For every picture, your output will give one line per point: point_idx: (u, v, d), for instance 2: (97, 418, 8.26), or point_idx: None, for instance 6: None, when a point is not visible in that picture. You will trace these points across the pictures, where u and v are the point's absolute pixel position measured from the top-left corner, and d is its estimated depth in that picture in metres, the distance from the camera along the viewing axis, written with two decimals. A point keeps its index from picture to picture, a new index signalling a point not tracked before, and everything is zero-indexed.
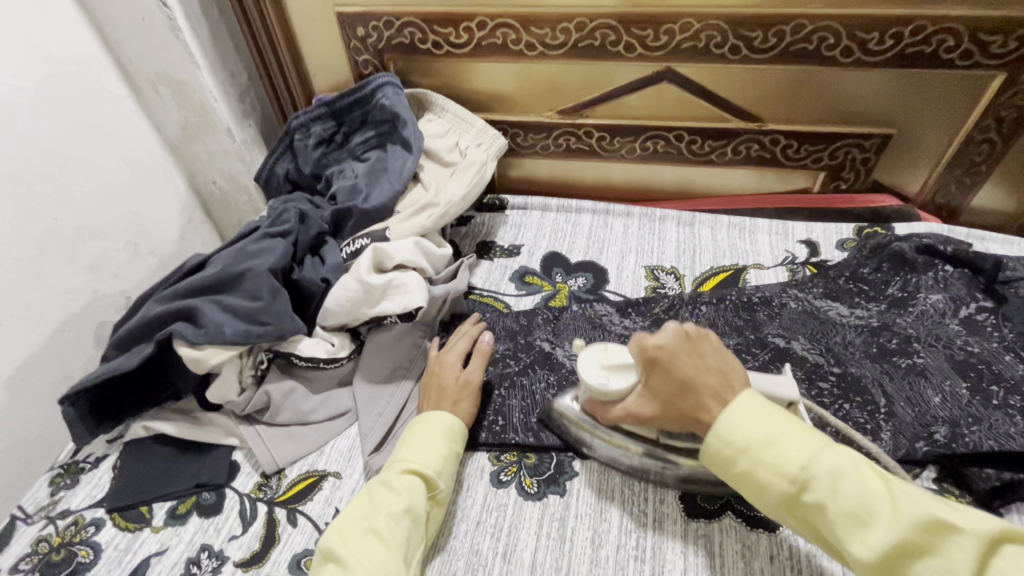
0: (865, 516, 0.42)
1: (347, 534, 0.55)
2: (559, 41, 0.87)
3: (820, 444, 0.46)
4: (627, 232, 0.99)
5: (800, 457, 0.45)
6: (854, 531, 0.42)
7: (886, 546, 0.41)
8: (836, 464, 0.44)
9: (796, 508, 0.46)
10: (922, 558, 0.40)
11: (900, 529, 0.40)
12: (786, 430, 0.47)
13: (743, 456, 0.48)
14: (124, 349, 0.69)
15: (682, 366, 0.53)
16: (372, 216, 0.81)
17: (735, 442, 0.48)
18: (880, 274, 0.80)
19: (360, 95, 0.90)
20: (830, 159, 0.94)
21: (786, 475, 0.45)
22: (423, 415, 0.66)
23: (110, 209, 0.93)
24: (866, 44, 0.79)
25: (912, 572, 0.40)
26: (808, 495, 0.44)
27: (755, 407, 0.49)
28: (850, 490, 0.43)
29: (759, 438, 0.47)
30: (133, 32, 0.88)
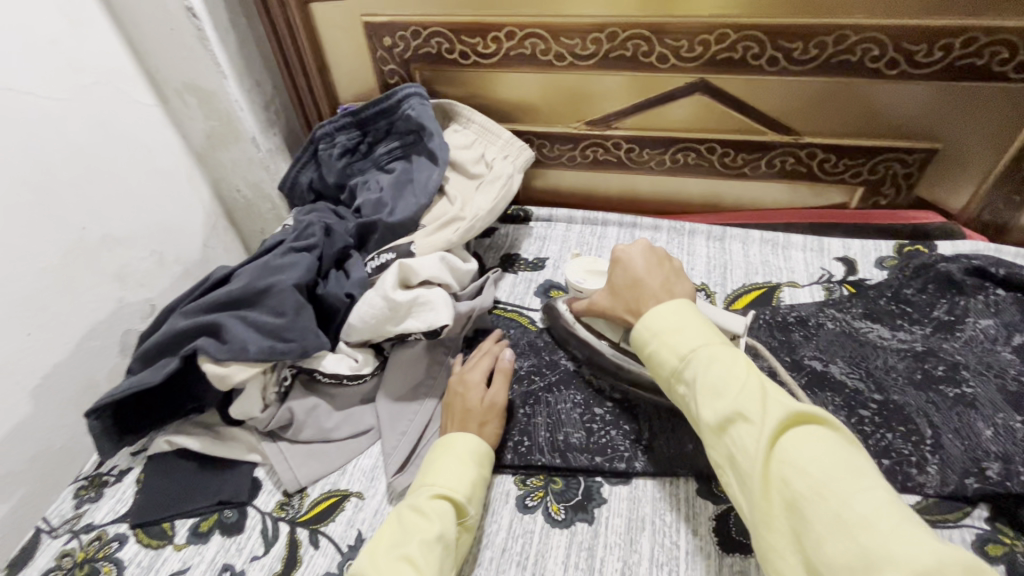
0: (720, 389, 0.48)
1: (380, 560, 0.53)
2: (590, 51, 0.85)
3: (712, 341, 0.52)
4: (654, 246, 0.97)
5: (693, 342, 0.52)
6: (705, 398, 0.48)
7: (725, 412, 0.46)
8: (714, 354, 0.50)
9: (678, 385, 0.52)
10: (744, 422, 0.45)
11: (741, 402, 0.46)
12: (690, 324, 0.54)
13: (653, 342, 0.55)
14: (149, 362, 0.69)
15: (636, 268, 0.62)
16: (397, 229, 0.80)
17: (650, 326, 0.55)
18: (924, 297, 0.77)
19: (385, 105, 0.89)
20: (869, 174, 0.91)
21: (677, 355, 0.52)
22: (448, 437, 0.65)
23: (136, 217, 0.93)
24: (913, 56, 0.76)
25: (734, 433, 0.46)
26: (687, 372, 0.51)
27: (679, 308, 0.55)
28: (715, 371, 0.49)
29: (667, 327, 0.54)
30: (162, 41, 0.88)
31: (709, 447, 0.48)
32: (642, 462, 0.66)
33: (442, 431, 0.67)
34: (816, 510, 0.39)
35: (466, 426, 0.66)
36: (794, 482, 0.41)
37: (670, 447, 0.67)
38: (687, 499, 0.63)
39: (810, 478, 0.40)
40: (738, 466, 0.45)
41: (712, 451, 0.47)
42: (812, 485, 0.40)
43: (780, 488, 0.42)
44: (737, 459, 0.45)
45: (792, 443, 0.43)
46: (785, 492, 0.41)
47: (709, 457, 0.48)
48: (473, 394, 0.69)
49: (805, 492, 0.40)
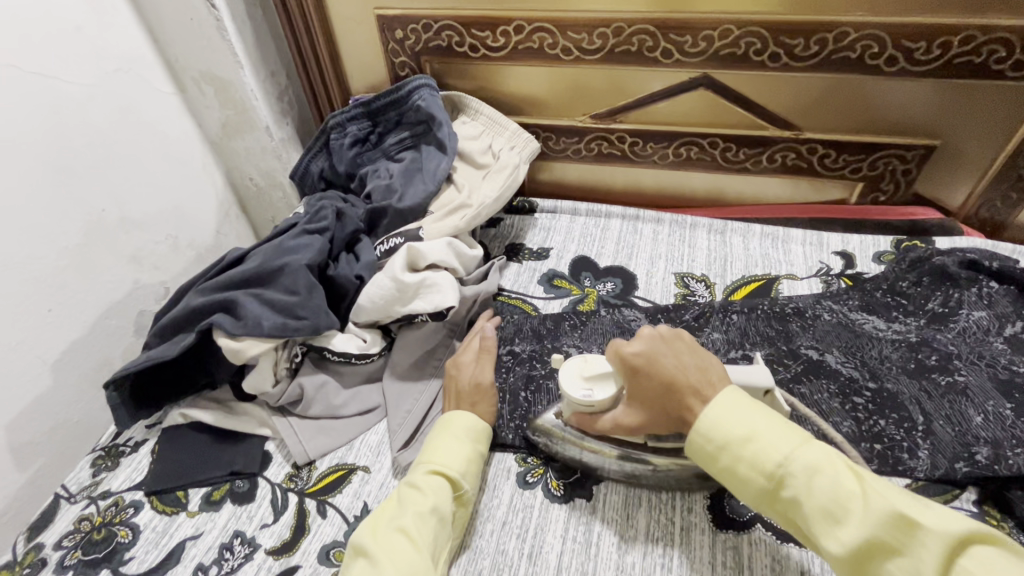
0: (839, 512, 0.43)
1: (380, 532, 0.55)
2: (597, 46, 0.87)
3: (797, 443, 0.47)
4: (656, 238, 0.99)
5: (781, 449, 0.46)
6: (826, 525, 0.43)
7: (856, 542, 0.42)
8: (814, 464, 0.45)
9: (774, 502, 0.47)
10: (892, 555, 0.40)
11: (872, 527, 0.41)
12: (769, 426, 0.48)
13: (726, 452, 0.49)
14: (166, 338, 0.72)
15: (665, 367, 0.54)
16: (406, 215, 0.83)
17: (717, 437, 0.50)
18: (920, 290, 0.78)
19: (396, 96, 0.91)
20: (868, 170, 0.93)
21: (764, 470, 0.47)
22: (448, 416, 0.67)
23: (153, 202, 0.96)
24: (912, 53, 0.78)
25: (882, 566, 0.41)
26: (786, 490, 0.46)
27: (734, 405, 0.50)
28: (824, 487, 0.44)
29: (744, 435, 0.48)
30: (181, 31, 0.91)
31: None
32: None
33: (445, 408, 0.69)
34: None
35: (467, 404, 0.68)
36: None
37: None
38: (683, 478, 0.65)
39: None
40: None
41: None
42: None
43: None
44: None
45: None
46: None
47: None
48: (470, 373, 0.71)
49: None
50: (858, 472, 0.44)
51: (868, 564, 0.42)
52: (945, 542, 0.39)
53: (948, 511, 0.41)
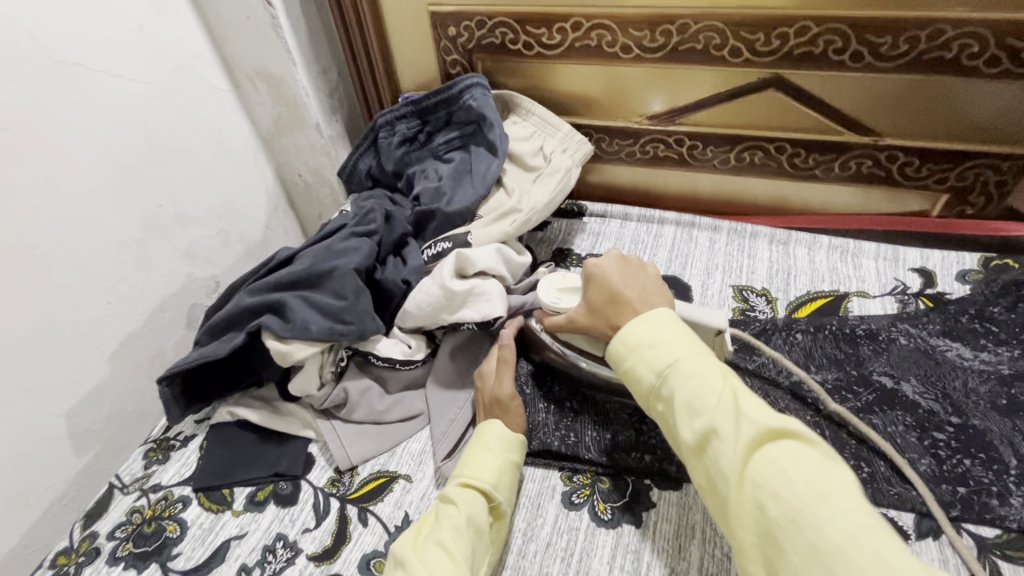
0: (696, 405, 0.48)
1: (416, 546, 0.54)
2: (659, 43, 0.83)
3: (690, 354, 0.51)
4: (713, 248, 0.94)
5: (672, 354, 0.51)
6: (683, 417, 0.48)
7: (701, 430, 0.47)
8: (690, 367, 0.50)
9: (656, 402, 0.52)
10: (718, 440, 0.46)
11: (715, 418, 0.46)
12: (668, 335, 0.53)
13: (629, 356, 0.54)
14: (216, 336, 0.72)
15: (613, 280, 0.61)
16: (455, 218, 0.81)
17: (630, 341, 0.54)
18: (1013, 316, 0.71)
19: (447, 95, 0.90)
20: (955, 181, 0.85)
21: (653, 370, 0.52)
22: (478, 428, 0.65)
23: (207, 197, 0.98)
24: (1018, 53, 0.70)
25: (710, 449, 0.46)
26: (664, 387, 0.51)
27: (659, 319, 0.54)
28: (690, 386, 0.49)
29: (640, 341, 0.53)
30: (237, 28, 0.92)
31: (691, 467, 0.49)
32: None
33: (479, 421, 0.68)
34: (792, 540, 0.40)
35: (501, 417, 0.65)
36: (768, 509, 0.41)
37: None
38: None
39: (783, 503, 0.41)
40: (716, 486, 0.45)
41: (694, 470, 0.48)
42: (785, 510, 0.41)
43: (752, 508, 0.43)
44: (714, 479, 0.46)
45: (766, 461, 0.43)
46: (754, 514, 0.42)
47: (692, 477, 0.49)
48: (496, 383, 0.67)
49: (780, 520, 0.41)
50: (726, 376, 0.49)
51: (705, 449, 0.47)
52: (760, 431, 0.44)
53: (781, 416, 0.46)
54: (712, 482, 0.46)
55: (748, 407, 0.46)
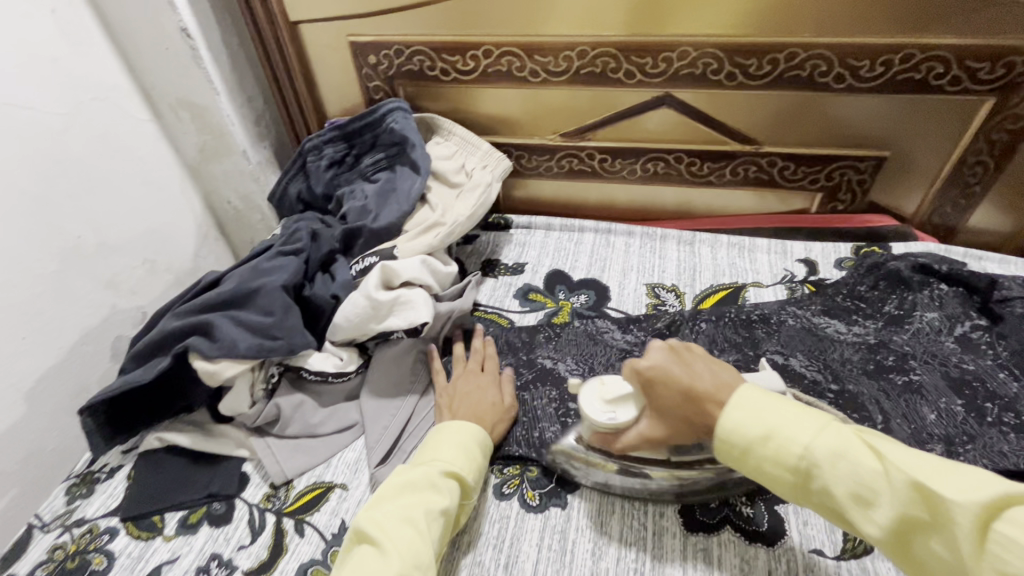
0: (867, 493, 0.43)
1: (384, 519, 0.55)
2: (563, 68, 0.91)
3: (818, 428, 0.47)
4: (628, 251, 1.02)
5: (801, 439, 0.46)
6: (858, 509, 0.43)
7: (891, 520, 0.42)
8: (835, 450, 0.45)
9: (810, 496, 0.47)
10: (925, 529, 0.40)
11: (902, 506, 0.41)
12: (788, 420, 0.48)
13: (750, 453, 0.49)
14: (141, 362, 0.72)
15: (678, 375, 0.54)
16: (381, 234, 0.84)
17: (739, 440, 0.49)
18: (876, 293, 0.83)
19: (371, 119, 0.95)
20: (826, 181, 0.97)
21: (790, 465, 0.47)
22: (461, 422, 0.66)
23: (130, 227, 0.97)
24: (857, 71, 0.82)
25: (919, 541, 0.41)
26: (814, 482, 0.46)
27: (760, 405, 0.49)
28: (848, 474, 0.43)
29: (755, 443, 0.49)
30: (156, 58, 0.93)
31: (892, 559, 0.43)
32: None
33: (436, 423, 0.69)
34: None
35: (481, 426, 0.67)
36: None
37: None
38: None
39: None
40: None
41: (902, 565, 0.43)
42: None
43: None
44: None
45: (993, 538, 0.37)
46: None
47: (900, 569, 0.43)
48: (477, 395, 0.71)
49: None
50: (880, 451, 0.43)
51: (907, 538, 0.41)
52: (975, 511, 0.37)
53: (976, 473, 0.40)
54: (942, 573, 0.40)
55: (934, 481, 0.40)
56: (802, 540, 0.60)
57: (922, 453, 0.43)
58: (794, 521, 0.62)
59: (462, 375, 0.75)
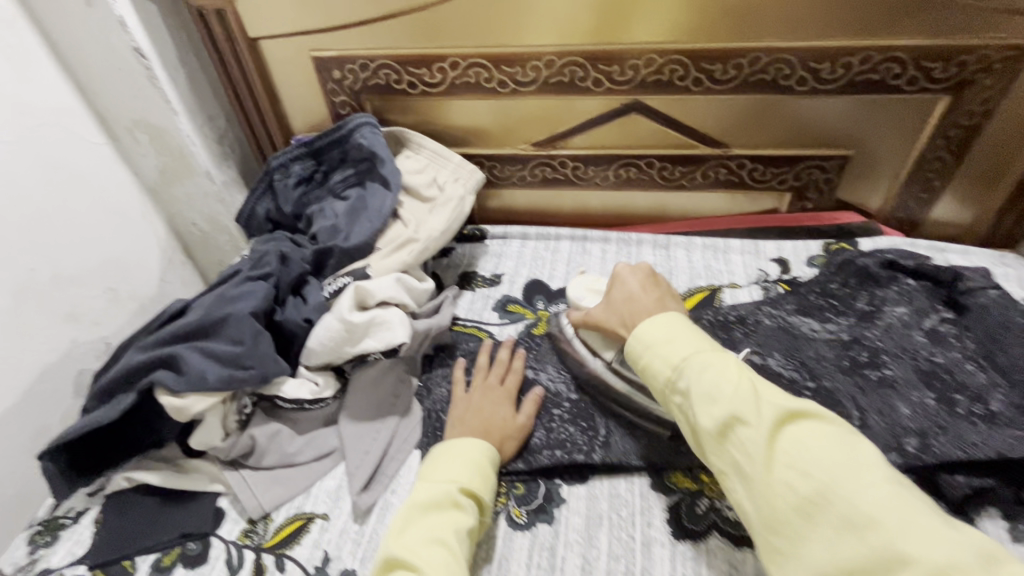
0: (714, 394, 0.51)
1: (411, 544, 0.55)
2: (530, 78, 0.91)
3: (702, 349, 0.55)
4: (605, 257, 1.02)
5: (681, 353, 0.56)
6: (701, 406, 0.51)
7: (721, 417, 0.49)
8: (706, 362, 0.53)
9: (672, 397, 0.55)
10: (741, 423, 0.48)
11: (734, 404, 0.49)
12: (681, 336, 0.57)
13: (647, 353, 0.58)
14: (104, 400, 0.68)
15: (632, 287, 0.67)
16: (353, 253, 0.82)
17: (643, 340, 0.59)
18: (847, 290, 0.84)
19: (339, 135, 0.93)
20: (794, 180, 0.98)
21: (670, 364, 0.56)
22: (463, 438, 0.66)
23: (89, 255, 0.93)
24: (819, 73, 0.84)
25: (734, 434, 0.48)
26: (681, 382, 0.54)
27: (670, 321, 0.60)
28: (706, 379, 0.52)
29: (651, 346, 0.59)
30: (109, 80, 0.90)
31: (710, 456, 0.50)
32: (600, 454, 0.69)
33: (446, 437, 0.68)
34: (823, 513, 0.42)
35: (488, 439, 0.68)
36: (797, 485, 0.43)
37: (623, 439, 0.70)
38: (641, 493, 0.67)
39: (813, 478, 0.43)
40: (743, 467, 0.47)
41: (714, 460, 0.50)
42: (817, 486, 0.43)
43: (783, 483, 0.44)
44: (739, 463, 0.47)
45: (791, 440, 0.46)
46: (787, 494, 0.44)
47: (711, 465, 0.51)
48: (490, 410, 0.71)
49: (809, 496, 0.43)
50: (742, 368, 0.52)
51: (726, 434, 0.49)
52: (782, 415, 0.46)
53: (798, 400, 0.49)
54: (738, 464, 0.48)
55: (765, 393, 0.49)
56: None
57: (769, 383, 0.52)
58: None
59: (481, 389, 0.74)
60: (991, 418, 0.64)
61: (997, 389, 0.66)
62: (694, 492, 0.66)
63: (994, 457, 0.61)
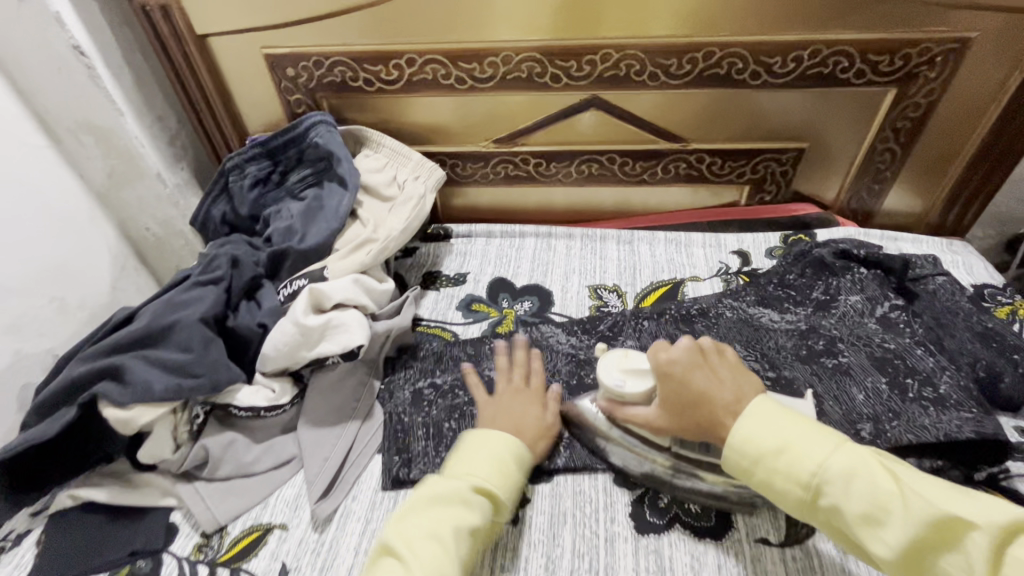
0: (878, 512, 0.45)
1: (408, 534, 0.54)
2: (488, 74, 0.90)
3: (832, 447, 0.48)
4: (569, 253, 1.02)
5: (814, 457, 0.48)
6: (869, 530, 0.45)
7: (903, 542, 0.43)
8: (848, 468, 0.47)
9: (816, 512, 0.48)
10: (941, 548, 0.42)
11: (918, 526, 0.43)
12: (798, 436, 0.49)
13: (761, 468, 0.50)
14: (45, 415, 0.65)
15: (696, 379, 0.57)
16: (310, 255, 0.80)
17: (749, 452, 0.51)
18: (804, 281, 0.86)
19: (293, 134, 0.90)
20: (751, 174, 1.00)
21: (802, 482, 0.48)
22: (496, 434, 0.63)
23: (31, 264, 0.89)
24: (771, 67, 0.85)
25: (929, 560, 0.43)
26: (824, 499, 0.47)
27: (770, 416, 0.52)
28: (864, 496, 0.45)
29: (759, 461, 0.50)
30: (46, 79, 0.85)
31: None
32: (563, 458, 0.69)
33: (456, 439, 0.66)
34: None
35: (521, 439, 0.65)
36: None
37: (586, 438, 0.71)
38: (605, 489, 0.67)
39: None
40: None
41: None
42: None
43: None
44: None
45: (1013, 564, 0.40)
46: None
47: None
48: None
49: None
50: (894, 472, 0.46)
51: (916, 560, 0.43)
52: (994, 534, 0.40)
53: (988, 501, 0.43)
54: None
55: (950, 503, 0.43)
56: (747, 531, 0.62)
57: (930, 480, 0.46)
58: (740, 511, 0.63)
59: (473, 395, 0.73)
60: (941, 400, 0.65)
61: (944, 372, 0.67)
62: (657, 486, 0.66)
63: (942, 440, 0.61)
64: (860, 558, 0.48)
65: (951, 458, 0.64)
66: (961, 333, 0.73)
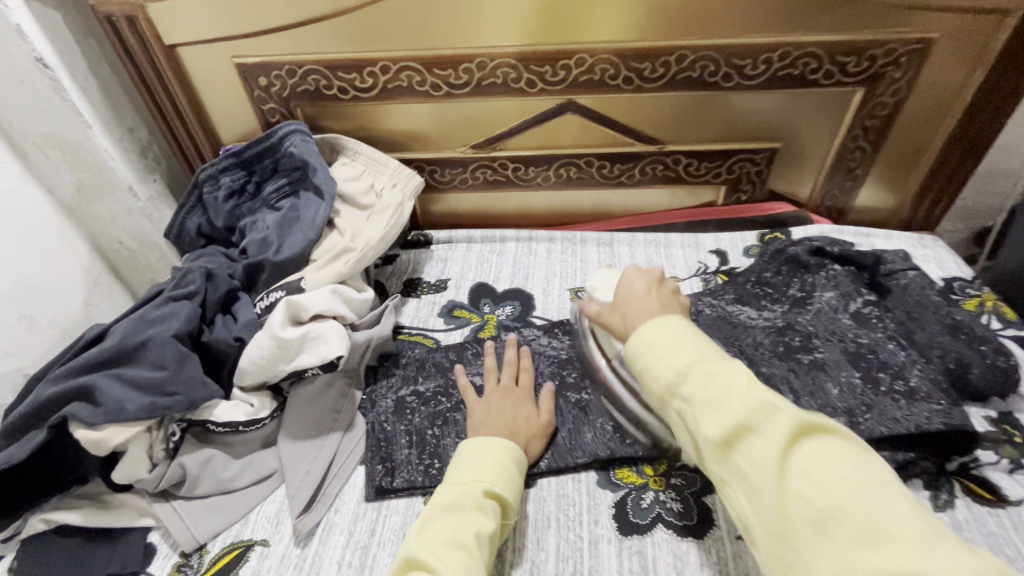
0: (719, 401, 0.45)
1: (429, 542, 0.52)
2: (463, 80, 0.90)
3: (701, 353, 0.48)
4: (550, 257, 1.02)
5: (683, 359, 0.48)
6: (703, 414, 0.45)
7: (728, 424, 0.43)
8: (709, 366, 0.47)
9: (673, 401, 0.48)
10: (752, 435, 0.42)
11: (744, 412, 0.43)
12: (687, 339, 0.50)
13: (649, 354, 0.51)
14: (15, 437, 0.64)
15: (637, 292, 0.58)
16: (286, 266, 0.79)
17: (648, 340, 0.51)
18: (781, 278, 0.87)
19: (267, 144, 0.89)
20: (727, 174, 1.01)
21: (672, 369, 0.48)
22: (490, 437, 0.64)
23: None
24: (742, 69, 0.86)
25: (741, 445, 0.43)
26: (681, 388, 0.47)
27: (670, 323, 0.52)
28: (712, 387, 0.45)
29: (642, 355, 0.51)
30: (9, 92, 0.83)
31: (711, 463, 0.45)
32: (547, 460, 0.69)
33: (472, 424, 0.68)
34: (839, 527, 0.37)
35: (515, 440, 0.66)
36: (813, 498, 0.39)
37: (569, 438, 0.71)
38: (588, 491, 0.67)
39: (829, 492, 0.38)
40: (750, 481, 0.42)
41: (716, 468, 0.45)
42: (831, 502, 0.38)
43: (795, 498, 0.39)
44: (744, 475, 0.42)
45: (801, 455, 0.41)
46: (798, 506, 0.39)
47: (712, 473, 0.45)
48: None
49: (825, 510, 0.38)
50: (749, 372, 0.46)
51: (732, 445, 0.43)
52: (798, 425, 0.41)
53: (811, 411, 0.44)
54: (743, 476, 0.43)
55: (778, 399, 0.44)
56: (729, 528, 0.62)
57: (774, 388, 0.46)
58: (721, 509, 0.64)
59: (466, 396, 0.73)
60: (912, 394, 0.66)
61: (915, 366, 0.69)
62: (640, 486, 0.67)
63: (913, 431, 0.63)
64: (693, 449, 0.48)
65: (924, 450, 0.66)
66: (932, 326, 0.75)
